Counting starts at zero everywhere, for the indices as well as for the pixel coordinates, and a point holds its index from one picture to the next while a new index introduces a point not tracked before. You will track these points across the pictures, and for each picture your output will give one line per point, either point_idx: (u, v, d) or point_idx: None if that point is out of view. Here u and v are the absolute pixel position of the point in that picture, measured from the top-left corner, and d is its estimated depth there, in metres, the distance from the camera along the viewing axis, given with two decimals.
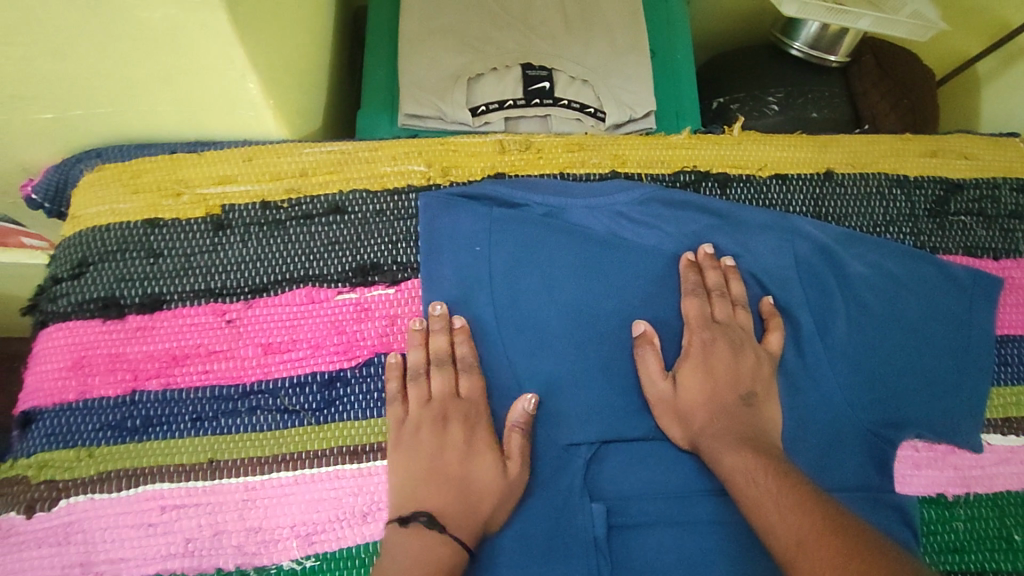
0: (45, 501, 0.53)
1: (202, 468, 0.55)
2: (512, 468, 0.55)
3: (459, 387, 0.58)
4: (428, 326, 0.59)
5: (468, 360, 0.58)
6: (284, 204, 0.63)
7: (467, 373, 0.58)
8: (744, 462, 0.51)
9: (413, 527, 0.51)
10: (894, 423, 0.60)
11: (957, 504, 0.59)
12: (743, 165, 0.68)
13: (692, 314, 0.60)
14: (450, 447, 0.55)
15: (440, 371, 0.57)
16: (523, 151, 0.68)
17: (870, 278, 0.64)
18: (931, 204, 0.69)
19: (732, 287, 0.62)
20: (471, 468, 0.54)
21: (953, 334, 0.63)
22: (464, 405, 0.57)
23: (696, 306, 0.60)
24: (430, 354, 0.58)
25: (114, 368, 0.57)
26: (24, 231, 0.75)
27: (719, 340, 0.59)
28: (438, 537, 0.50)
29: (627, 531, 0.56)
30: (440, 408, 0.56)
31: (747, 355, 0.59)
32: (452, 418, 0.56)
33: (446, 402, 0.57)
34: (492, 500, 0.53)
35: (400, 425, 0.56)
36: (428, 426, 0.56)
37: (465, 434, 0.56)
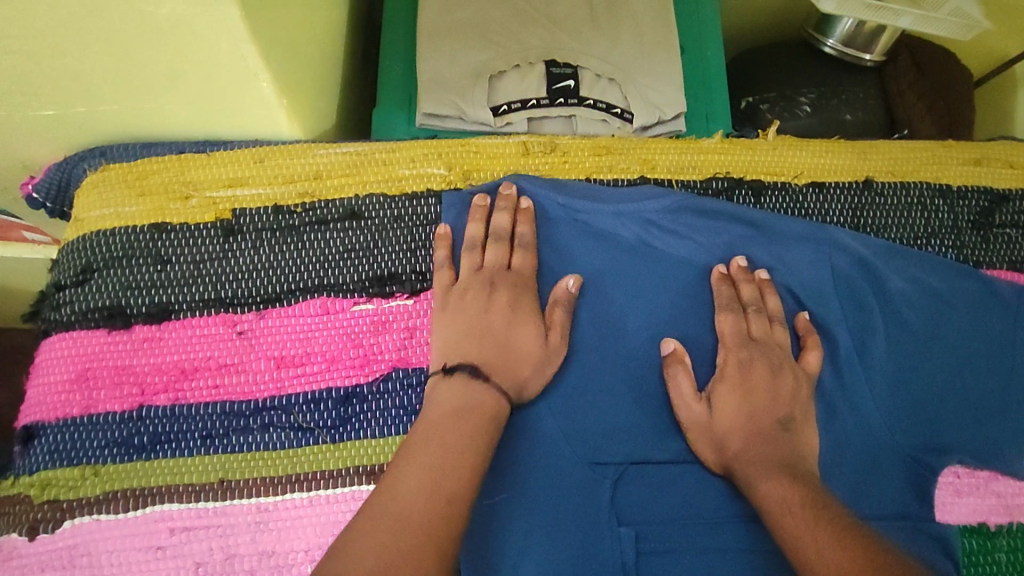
0: (48, 523, 0.51)
1: (212, 488, 0.52)
2: (553, 338, 0.56)
3: (511, 260, 0.58)
4: (491, 206, 0.60)
5: (523, 271, 0.58)
6: (298, 208, 0.60)
7: (524, 249, 0.59)
8: (789, 493, 0.48)
9: (458, 377, 0.51)
10: (935, 449, 0.57)
11: (1001, 534, 0.56)
12: (779, 172, 0.65)
13: (727, 331, 0.58)
14: (497, 301, 0.55)
15: (495, 244, 0.58)
16: (548, 155, 0.65)
17: (910, 293, 0.61)
18: (974, 216, 0.65)
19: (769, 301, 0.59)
20: (515, 327, 0.55)
21: (997, 352, 0.60)
22: (513, 276, 0.57)
23: (731, 322, 0.58)
24: (488, 231, 0.59)
25: (120, 381, 0.55)
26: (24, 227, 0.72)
27: (755, 358, 0.56)
28: (483, 387, 0.51)
29: (657, 559, 0.53)
30: (489, 275, 0.57)
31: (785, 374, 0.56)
32: (500, 285, 0.56)
33: (496, 272, 0.57)
34: (530, 366, 0.54)
35: (448, 291, 0.57)
36: (476, 289, 0.56)
37: (512, 296, 0.56)
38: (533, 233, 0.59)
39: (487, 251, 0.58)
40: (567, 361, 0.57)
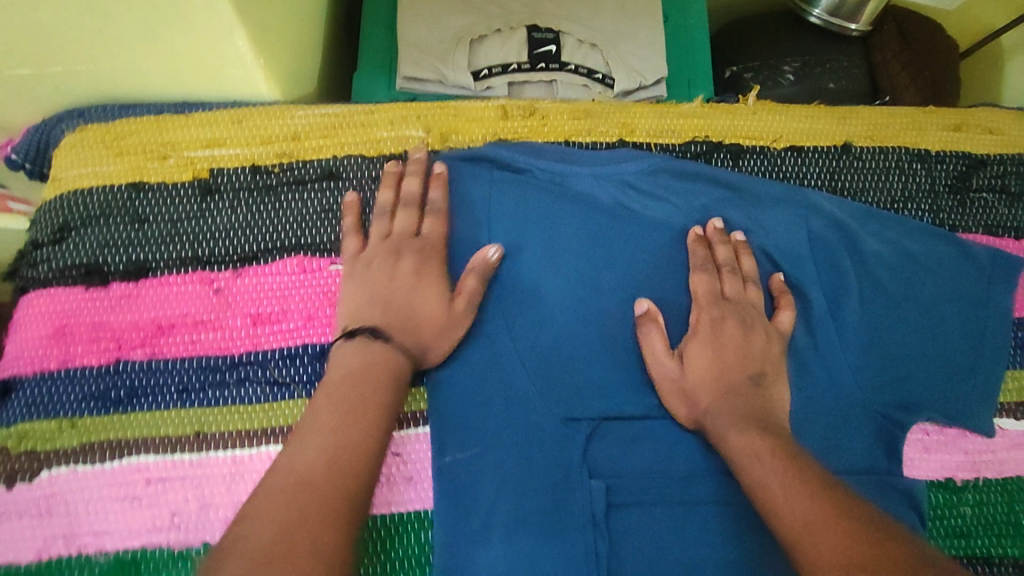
0: (26, 472, 0.51)
1: (189, 440, 0.53)
2: (459, 303, 0.55)
3: (421, 226, 0.58)
4: (404, 169, 0.59)
5: (431, 239, 0.57)
6: (275, 168, 0.60)
7: (434, 214, 0.58)
8: (756, 444, 0.49)
9: (356, 341, 0.51)
10: (904, 407, 0.58)
11: (966, 489, 0.58)
12: (758, 136, 0.65)
13: (700, 291, 0.58)
14: (403, 267, 0.55)
15: (404, 210, 0.58)
16: (526, 118, 0.64)
17: (885, 255, 0.61)
18: (952, 180, 0.65)
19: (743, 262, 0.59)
20: (421, 292, 0.54)
21: (969, 313, 0.61)
22: (419, 243, 0.57)
23: (704, 282, 0.58)
24: (400, 196, 0.58)
25: (98, 337, 0.55)
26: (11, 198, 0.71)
27: (727, 316, 0.56)
28: (379, 347, 0.51)
29: (626, 511, 0.54)
30: (397, 247, 0.56)
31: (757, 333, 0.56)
32: (406, 252, 0.56)
33: (404, 240, 0.57)
34: (435, 328, 0.54)
35: (353, 259, 0.56)
36: (382, 256, 0.55)
37: (417, 263, 0.55)
38: (447, 198, 0.58)
39: (397, 218, 0.58)
40: (541, 320, 0.57)
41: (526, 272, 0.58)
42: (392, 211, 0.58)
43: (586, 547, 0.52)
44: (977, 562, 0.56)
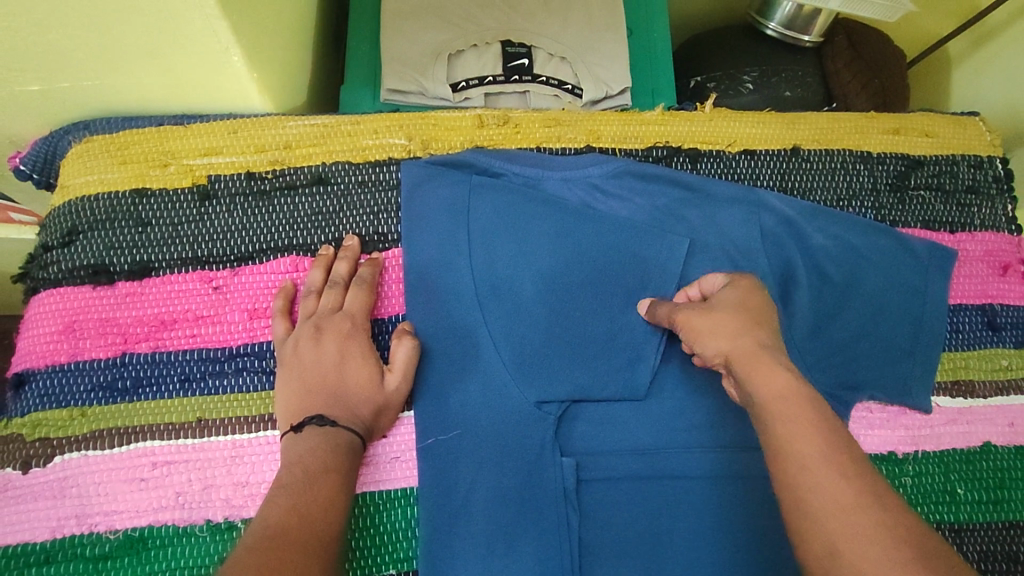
0: (40, 458, 0.56)
1: (191, 427, 0.57)
2: (392, 380, 0.58)
3: (343, 304, 0.60)
4: (336, 253, 0.63)
5: (353, 315, 0.59)
6: (269, 174, 0.65)
7: (357, 290, 0.60)
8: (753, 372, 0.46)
9: (304, 433, 0.53)
10: (849, 386, 0.63)
11: (906, 461, 0.63)
12: (714, 140, 0.71)
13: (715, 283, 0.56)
14: (326, 347, 0.57)
15: (328, 290, 0.60)
16: (501, 126, 0.70)
17: (831, 249, 0.67)
18: (892, 179, 0.71)
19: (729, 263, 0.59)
20: (347, 372, 0.57)
21: (909, 301, 0.66)
22: (343, 318, 0.59)
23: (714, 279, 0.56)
24: (327, 275, 0.61)
25: (104, 332, 0.60)
26: (14, 208, 0.77)
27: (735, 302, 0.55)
28: (318, 431, 0.53)
29: (595, 485, 0.58)
30: (316, 321, 0.59)
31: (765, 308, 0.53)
32: (327, 329, 0.58)
33: (326, 316, 0.59)
34: (371, 408, 0.56)
35: (282, 342, 0.59)
36: (306, 336, 0.58)
37: (340, 343, 0.58)
38: (374, 275, 0.62)
39: (323, 296, 0.60)
40: (516, 309, 0.62)
41: (501, 266, 0.63)
42: (319, 292, 0.61)
43: (559, 519, 0.56)
44: None
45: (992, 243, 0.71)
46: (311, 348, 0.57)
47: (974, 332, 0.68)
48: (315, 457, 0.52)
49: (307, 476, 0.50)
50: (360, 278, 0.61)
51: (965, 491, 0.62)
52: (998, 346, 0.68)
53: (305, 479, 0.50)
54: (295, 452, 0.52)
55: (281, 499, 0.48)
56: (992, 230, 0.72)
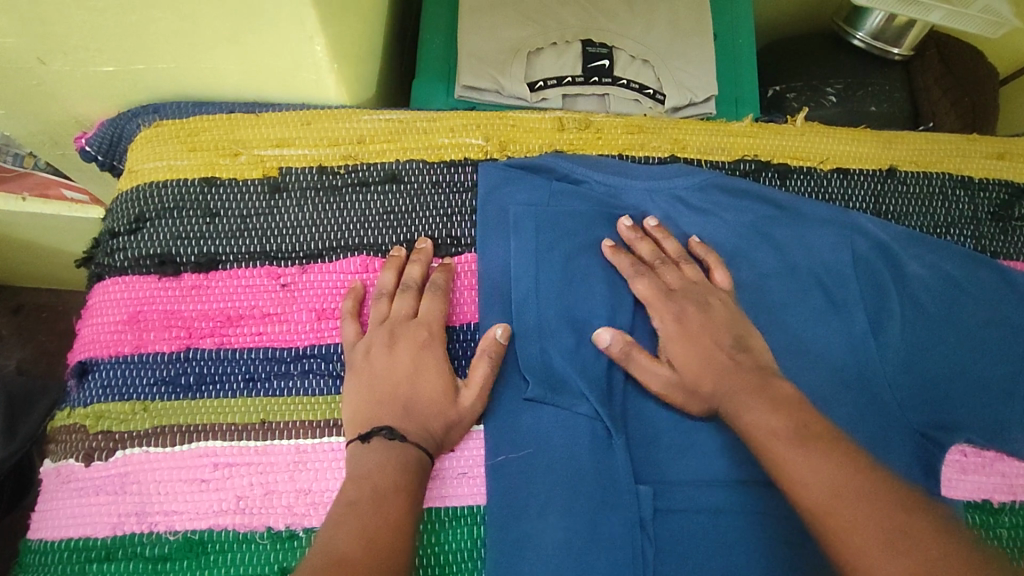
0: (102, 451, 0.54)
1: (254, 428, 0.55)
2: (465, 396, 0.55)
3: (417, 311, 0.58)
4: (407, 256, 0.60)
5: (426, 323, 0.57)
6: (341, 169, 0.63)
7: (432, 297, 0.58)
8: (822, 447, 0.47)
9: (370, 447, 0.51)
10: (944, 427, 0.59)
11: (1002, 511, 0.58)
12: (806, 157, 0.67)
13: (648, 295, 0.59)
14: (399, 355, 0.55)
15: (402, 295, 0.58)
16: (582, 130, 0.66)
17: (928, 280, 0.63)
18: (994, 208, 0.67)
19: (667, 245, 0.61)
20: (420, 383, 0.54)
21: (1012, 341, 0.62)
22: (417, 326, 0.57)
23: (646, 285, 0.59)
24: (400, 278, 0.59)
25: (169, 324, 0.58)
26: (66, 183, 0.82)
27: (683, 306, 0.57)
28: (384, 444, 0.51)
29: (671, 516, 0.55)
30: (391, 327, 0.56)
31: (689, 315, 0.57)
32: (401, 338, 0.56)
33: (400, 323, 0.57)
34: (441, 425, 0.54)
35: (353, 347, 0.56)
36: (381, 343, 0.56)
37: (414, 353, 0.56)
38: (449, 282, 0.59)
39: (396, 300, 0.58)
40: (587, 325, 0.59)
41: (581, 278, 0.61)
42: (391, 295, 0.59)
43: (632, 551, 0.53)
44: None
45: None
46: (383, 352, 0.55)
47: None
48: (386, 474, 0.49)
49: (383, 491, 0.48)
50: (434, 285, 0.58)
51: None
52: None
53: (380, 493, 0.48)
54: (369, 465, 0.50)
55: (352, 514, 0.46)
56: None
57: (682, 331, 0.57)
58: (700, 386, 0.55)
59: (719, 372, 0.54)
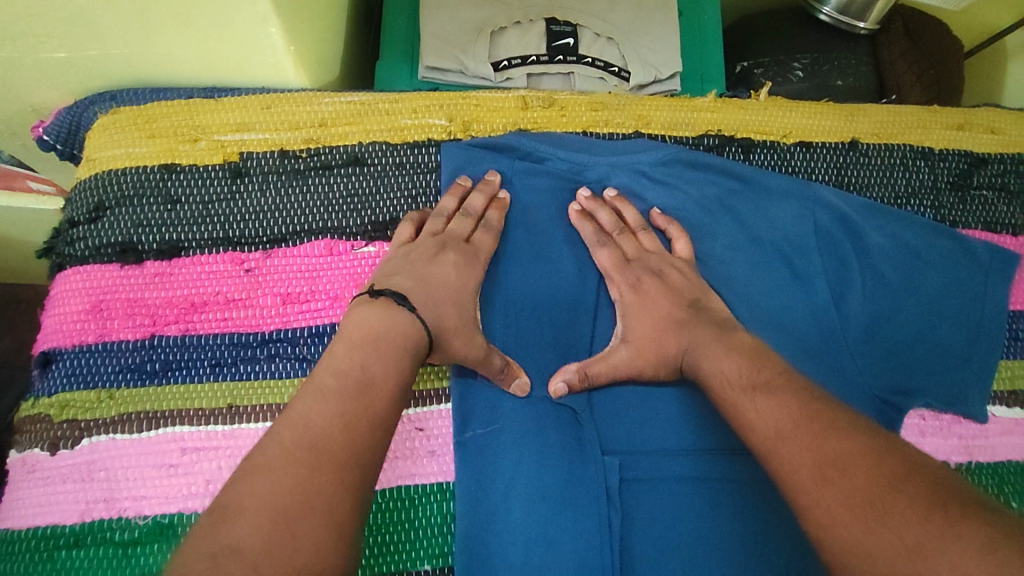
0: (67, 440, 0.54)
1: (222, 413, 0.55)
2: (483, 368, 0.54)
3: (471, 235, 0.58)
4: (473, 186, 0.61)
5: (477, 247, 0.58)
6: (303, 153, 0.63)
7: (485, 229, 0.59)
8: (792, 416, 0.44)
9: (378, 301, 0.50)
10: (903, 391, 0.60)
11: (959, 471, 0.59)
12: (768, 131, 0.67)
13: (608, 266, 0.60)
14: (444, 258, 0.55)
15: (461, 217, 0.59)
16: (546, 108, 0.66)
17: (887, 248, 0.64)
18: (953, 178, 0.67)
19: (625, 213, 0.62)
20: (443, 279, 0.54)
21: (966, 306, 0.63)
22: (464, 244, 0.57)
23: (607, 255, 0.60)
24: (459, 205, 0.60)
25: (134, 312, 0.57)
26: (31, 176, 0.79)
27: (640, 276, 0.58)
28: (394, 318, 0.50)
29: (637, 485, 0.55)
30: (442, 239, 0.57)
31: (645, 284, 0.58)
32: (449, 247, 0.56)
33: (452, 237, 0.57)
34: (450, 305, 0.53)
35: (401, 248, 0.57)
36: (427, 247, 0.56)
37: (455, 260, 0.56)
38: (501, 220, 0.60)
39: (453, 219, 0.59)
40: (552, 302, 0.60)
41: (545, 256, 0.61)
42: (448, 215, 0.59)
43: (599, 520, 0.54)
44: None
45: None
46: (430, 248, 0.56)
47: None
48: (390, 339, 0.48)
49: None
50: (486, 221, 0.60)
51: None
52: None
53: None
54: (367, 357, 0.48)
55: None
56: None
57: (646, 301, 0.57)
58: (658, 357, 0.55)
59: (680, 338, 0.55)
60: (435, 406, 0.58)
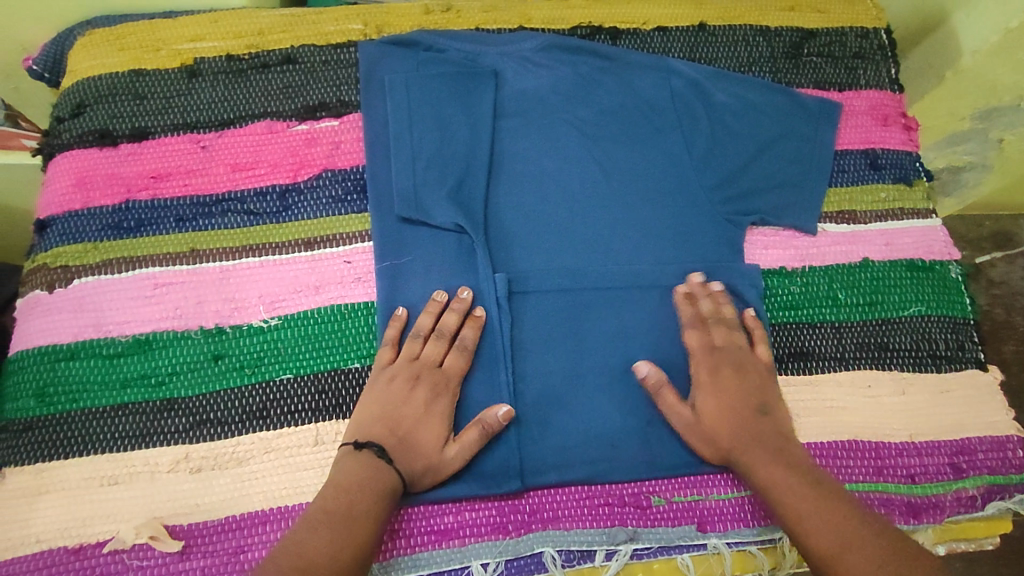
0: (62, 281, 0.67)
1: (184, 256, 0.68)
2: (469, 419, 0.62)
3: (445, 360, 0.65)
4: (448, 302, 0.66)
5: (449, 375, 0.64)
6: (246, 56, 0.76)
7: (460, 353, 0.65)
8: (763, 468, 0.60)
9: (365, 453, 0.59)
10: (744, 212, 0.73)
11: (795, 274, 0.73)
12: (631, 20, 0.81)
13: (693, 346, 0.66)
14: (418, 398, 0.62)
15: (435, 340, 0.65)
16: (444, 12, 0.80)
17: (732, 104, 0.76)
18: (788, 49, 0.81)
19: (726, 311, 0.68)
20: (422, 425, 0.61)
21: (801, 146, 0.76)
22: (442, 375, 0.64)
23: (696, 337, 0.67)
24: (437, 324, 0.65)
25: (111, 184, 0.70)
26: (27, 134, 0.86)
27: (717, 366, 0.65)
28: (379, 467, 0.58)
29: (526, 296, 0.68)
30: (418, 369, 0.64)
31: (724, 374, 0.65)
32: (424, 380, 0.63)
33: (428, 367, 0.64)
34: (421, 465, 0.60)
35: (382, 369, 0.64)
36: (403, 379, 0.63)
37: (428, 399, 0.63)
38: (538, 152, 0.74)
39: (428, 345, 0.65)
40: (453, 160, 0.71)
41: (446, 124, 0.73)
42: (424, 337, 0.65)
43: (495, 321, 0.66)
44: (801, 325, 0.71)
45: (876, 99, 0.80)
46: (405, 388, 0.63)
47: (858, 171, 0.77)
48: (364, 482, 0.57)
49: (362, 473, 0.57)
50: (464, 342, 0.65)
51: (846, 297, 0.72)
52: (879, 182, 0.77)
53: (363, 476, 0.57)
54: (353, 465, 0.58)
55: (334, 490, 0.56)
56: (877, 88, 0.81)
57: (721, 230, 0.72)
58: (716, 435, 0.63)
59: (732, 442, 0.62)
60: (361, 243, 0.70)
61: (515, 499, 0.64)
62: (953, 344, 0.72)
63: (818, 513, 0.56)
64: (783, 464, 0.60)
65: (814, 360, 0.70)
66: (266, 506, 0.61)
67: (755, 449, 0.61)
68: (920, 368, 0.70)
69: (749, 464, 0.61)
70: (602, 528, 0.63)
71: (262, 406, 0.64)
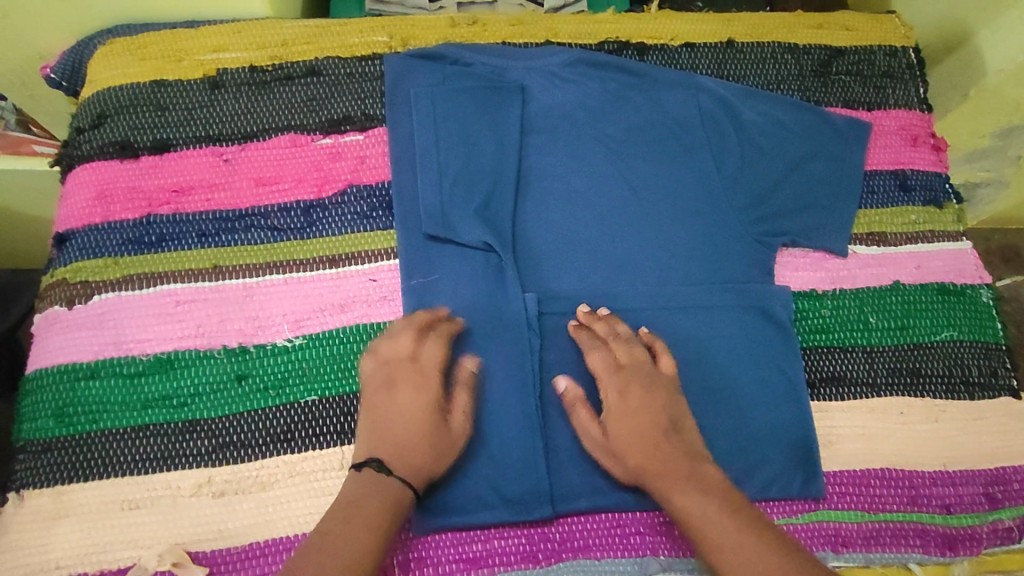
0: (81, 297, 0.65)
1: (207, 272, 0.67)
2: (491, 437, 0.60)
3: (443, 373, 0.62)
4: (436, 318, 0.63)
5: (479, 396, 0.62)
6: (269, 67, 0.75)
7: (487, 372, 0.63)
8: (679, 496, 0.56)
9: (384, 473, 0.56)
10: (774, 233, 0.72)
11: (826, 296, 0.72)
12: (658, 35, 0.80)
13: (599, 368, 0.63)
14: None
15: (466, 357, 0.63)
16: (470, 25, 0.79)
17: (762, 123, 0.75)
18: (816, 67, 0.80)
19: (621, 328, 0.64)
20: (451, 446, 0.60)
21: (832, 167, 0.75)
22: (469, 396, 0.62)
23: (600, 358, 0.63)
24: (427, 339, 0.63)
25: (132, 197, 0.69)
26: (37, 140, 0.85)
27: (628, 384, 0.61)
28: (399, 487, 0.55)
29: (555, 318, 0.67)
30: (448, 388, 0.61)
31: (634, 393, 0.61)
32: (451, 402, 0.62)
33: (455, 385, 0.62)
34: None
35: None
36: None
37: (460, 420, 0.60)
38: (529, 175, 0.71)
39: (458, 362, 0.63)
40: (480, 177, 0.70)
41: (470, 140, 0.71)
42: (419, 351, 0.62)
43: (524, 343, 0.65)
44: (833, 349, 0.70)
45: (905, 119, 0.79)
46: None
47: (889, 193, 0.76)
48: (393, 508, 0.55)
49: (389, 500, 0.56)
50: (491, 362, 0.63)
51: (878, 321, 0.71)
52: (910, 204, 0.76)
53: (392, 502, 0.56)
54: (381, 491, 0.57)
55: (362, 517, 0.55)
56: (905, 108, 0.80)
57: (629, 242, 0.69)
58: (623, 454, 0.59)
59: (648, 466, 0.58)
60: (388, 261, 0.69)
61: (544, 526, 0.63)
62: (987, 371, 0.71)
63: (744, 551, 0.51)
64: (698, 489, 0.56)
65: (846, 386, 0.69)
66: (292, 532, 0.60)
67: (668, 474, 0.57)
68: (953, 395, 0.70)
69: (661, 490, 0.57)
70: (634, 558, 0.62)
71: (286, 427, 0.63)
